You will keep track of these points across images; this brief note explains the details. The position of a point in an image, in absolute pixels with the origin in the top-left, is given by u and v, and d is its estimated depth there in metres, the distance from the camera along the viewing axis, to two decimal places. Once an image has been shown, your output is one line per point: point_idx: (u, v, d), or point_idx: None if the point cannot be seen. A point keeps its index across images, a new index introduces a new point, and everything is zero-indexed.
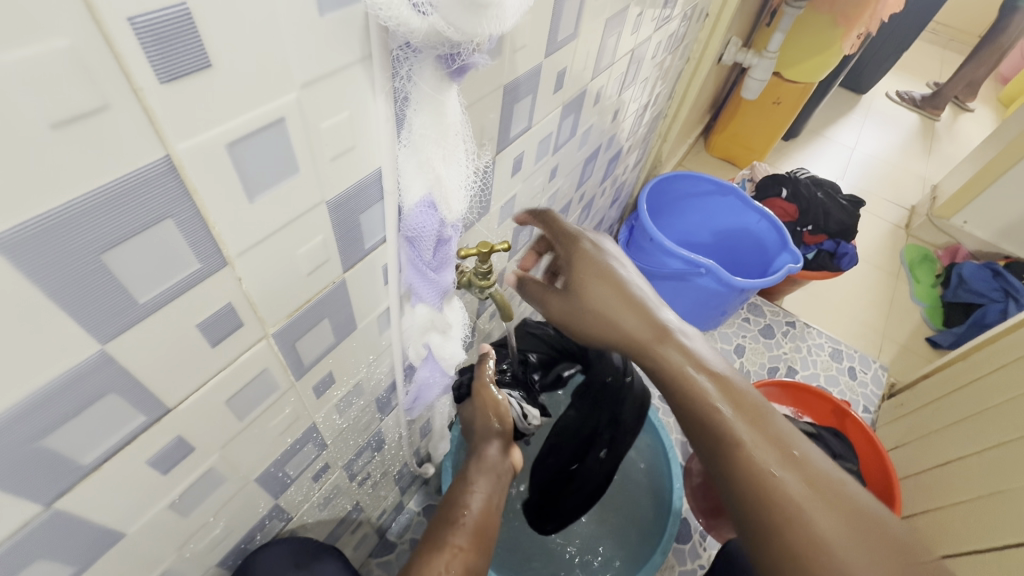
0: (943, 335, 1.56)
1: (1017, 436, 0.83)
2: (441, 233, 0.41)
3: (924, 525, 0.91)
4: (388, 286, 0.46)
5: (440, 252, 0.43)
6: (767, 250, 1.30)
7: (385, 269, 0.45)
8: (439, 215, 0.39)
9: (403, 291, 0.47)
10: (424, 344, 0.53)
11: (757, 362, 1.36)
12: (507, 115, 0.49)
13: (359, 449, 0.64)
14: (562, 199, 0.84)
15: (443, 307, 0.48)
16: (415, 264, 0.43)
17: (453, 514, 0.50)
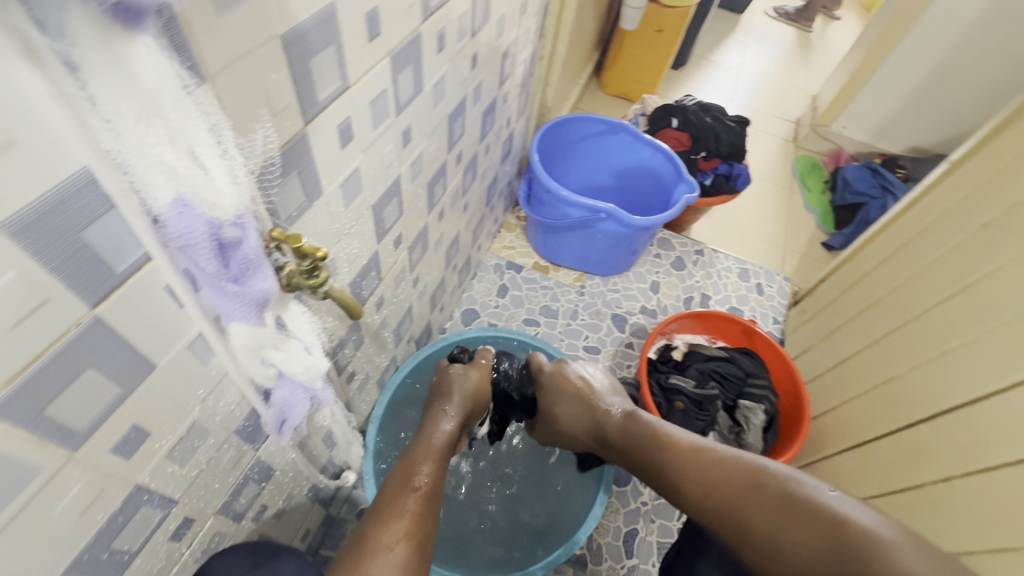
0: (835, 238, 1.67)
1: (902, 324, 0.88)
2: (219, 236, 0.32)
3: (827, 423, 0.96)
4: (188, 309, 0.37)
5: (233, 258, 0.34)
6: (665, 183, 1.29)
7: (174, 291, 0.35)
8: (204, 214, 0.30)
9: (210, 312, 0.38)
10: (263, 363, 0.44)
11: (672, 295, 1.38)
12: (303, 72, 0.40)
13: (236, 487, 0.56)
14: (433, 165, 0.76)
15: (265, 319, 0.40)
16: (207, 280, 0.34)
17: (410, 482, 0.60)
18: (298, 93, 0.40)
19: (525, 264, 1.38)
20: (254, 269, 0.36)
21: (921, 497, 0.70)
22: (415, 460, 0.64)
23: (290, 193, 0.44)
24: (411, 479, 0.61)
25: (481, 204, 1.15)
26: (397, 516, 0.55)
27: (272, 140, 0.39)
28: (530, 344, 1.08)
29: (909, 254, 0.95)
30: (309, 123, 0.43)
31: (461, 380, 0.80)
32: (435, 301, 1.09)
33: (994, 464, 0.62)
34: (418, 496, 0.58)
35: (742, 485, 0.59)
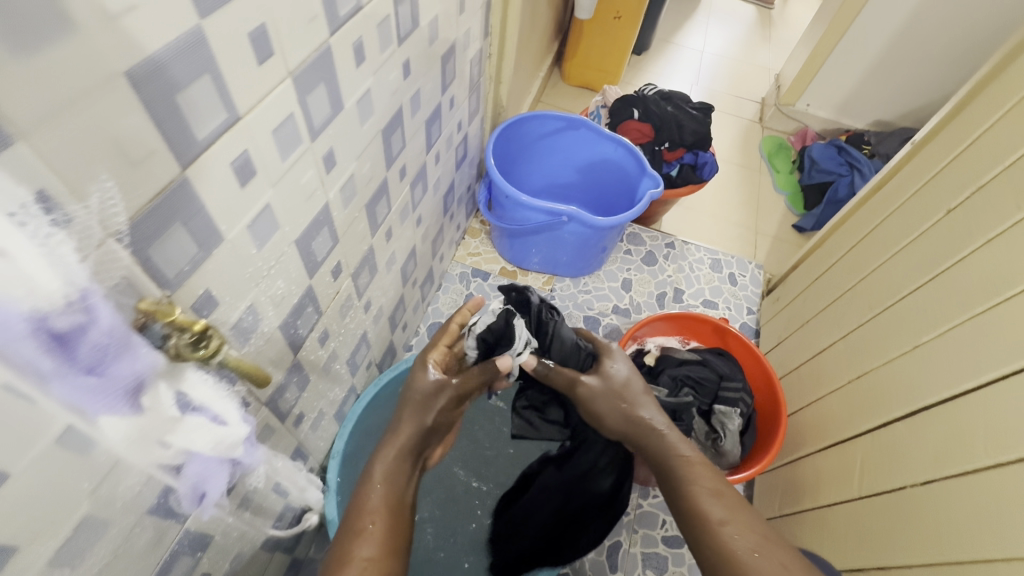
0: (806, 219, 1.65)
1: (874, 316, 0.85)
2: (45, 325, 0.29)
3: (804, 420, 0.94)
4: (44, 407, 0.31)
5: (78, 346, 0.31)
6: (629, 177, 1.25)
7: (19, 388, 0.29)
8: (20, 307, 0.28)
9: (75, 404, 0.32)
10: (159, 442, 0.39)
11: (644, 292, 1.34)
12: (170, 111, 0.34)
13: (163, 566, 0.51)
14: (370, 185, 0.70)
15: (139, 404, 0.35)
16: (55, 373, 0.30)
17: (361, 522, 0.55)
18: (165, 136, 0.34)
19: (491, 271, 1.33)
20: (117, 353, 0.33)
21: (901, 500, 0.67)
22: (363, 491, 0.59)
23: (177, 249, 0.39)
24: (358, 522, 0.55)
25: (438, 214, 1.09)
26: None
27: (132, 192, 0.33)
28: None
29: (875, 240, 0.93)
30: (188, 168, 0.37)
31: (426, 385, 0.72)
32: (395, 320, 1.03)
33: (974, 467, 0.59)
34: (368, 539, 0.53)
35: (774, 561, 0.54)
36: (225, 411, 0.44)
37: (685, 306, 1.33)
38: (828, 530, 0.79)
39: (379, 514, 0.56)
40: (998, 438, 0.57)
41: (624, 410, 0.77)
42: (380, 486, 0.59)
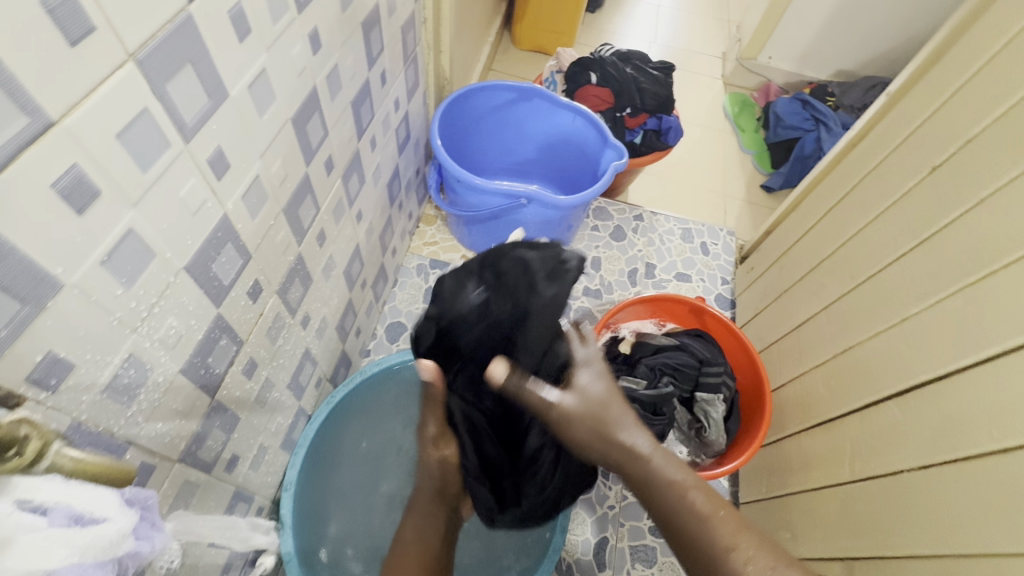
0: (773, 179, 1.60)
1: (856, 286, 0.80)
2: None
3: (787, 398, 0.90)
4: None
5: None
6: (590, 149, 1.15)
7: None
8: None
9: None
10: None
11: (615, 270, 1.27)
12: None
13: None
14: (286, 185, 0.59)
15: None
16: None
17: None
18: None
19: (451, 260, 1.23)
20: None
21: (894, 485, 0.63)
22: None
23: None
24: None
25: (384, 206, 0.98)
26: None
27: None
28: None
29: (854, 203, 0.87)
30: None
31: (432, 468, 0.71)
32: (346, 329, 0.93)
33: (976, 452, 0.55)
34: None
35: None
36: (98, 506, 0.34)
37: (658, 282, 1.27)
38: (818, 514, 0.75)
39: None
40: (1001, 420, 0.53)
41: (601, 419, 0.60)
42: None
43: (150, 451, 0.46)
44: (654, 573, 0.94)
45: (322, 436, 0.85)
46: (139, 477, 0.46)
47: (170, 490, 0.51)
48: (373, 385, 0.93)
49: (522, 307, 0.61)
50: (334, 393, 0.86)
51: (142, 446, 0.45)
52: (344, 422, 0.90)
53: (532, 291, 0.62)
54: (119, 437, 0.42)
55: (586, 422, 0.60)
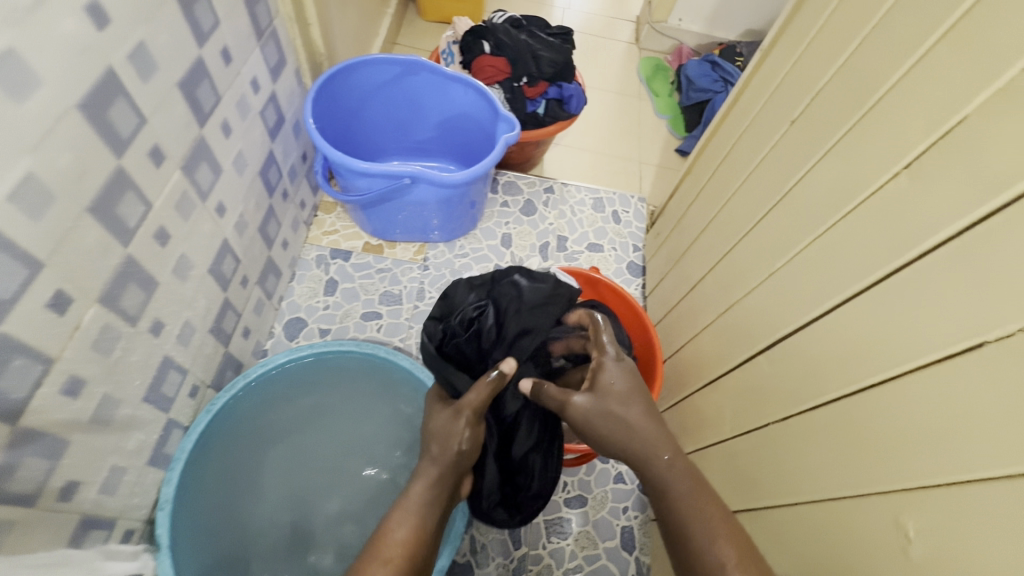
0: (687, 142, 1.61)
1: (735, 244, 0.80)
2: None
3: (684, 360, 0.90)
4: None
5: None
6: (485, 123, 1.11)
7: None
8: None
9: None
10: None
11: (526, 246, 1.25)
12: None
13: None
14: (83, 181, 0.53)
15: None
16: None
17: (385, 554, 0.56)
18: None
19: (353, 248, 1.18)
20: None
21: (763, 439, 0.64)
22: (386, 533, 0.59)
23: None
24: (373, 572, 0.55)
25: (259, 196, 0.92)
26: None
27: None
28: (381, 353, 0.90)
29: (735, 160, 0.86)
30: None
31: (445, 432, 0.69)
32: (225, 330, 0.87)
33: (823, 400, 0.56)
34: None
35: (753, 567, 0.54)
36: None
37: (570, 255, 1.25)
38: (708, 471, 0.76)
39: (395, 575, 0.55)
40: (843, 368, 0.54)
41: (619, 415, 0.69)
42: (402, 540, 0.58)
43: None
44: (569, 544, 0.94)
45: (210, 446, 0.81)
46: None
47: None
48: (267, 389, 0.88)
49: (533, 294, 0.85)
50: (213, 402, 0.82)
51: None
52: (242, 432, 0.86)
53: (520, 312, 0.84)
54: None
55: (607, 418, 0.69)
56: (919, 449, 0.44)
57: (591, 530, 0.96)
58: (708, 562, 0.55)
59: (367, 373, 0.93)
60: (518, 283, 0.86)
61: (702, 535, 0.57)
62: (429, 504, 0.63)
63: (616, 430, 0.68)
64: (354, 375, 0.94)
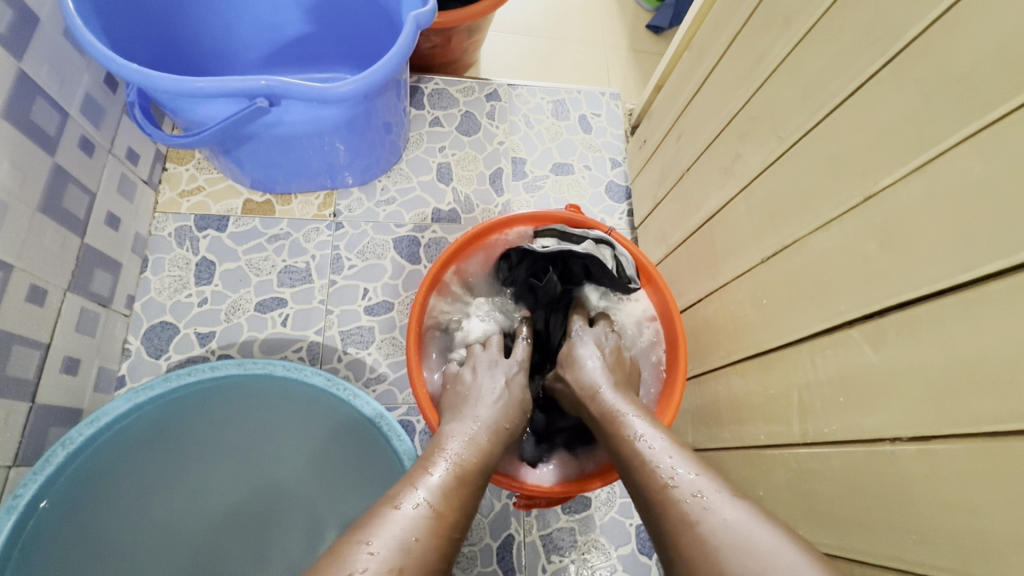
0: (661, 15, 1.24)
1: (784, 151, 0.52)
2: None
3: (709, 320, 0.65)
4: None
5: None
6: (381, 0, 0.74)
7: None
8: None
9: None
10: None
11: (471, 177, 0.93)
12: None
13: None
14: None
15: None
16: None
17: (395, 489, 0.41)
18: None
19: (230, 211, 0.84)
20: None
21: (867, 461, 0.42)
22: (433, 455, 0.45)
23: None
24: (415, 489, 0.41)
25: (20, 154, 0.56)
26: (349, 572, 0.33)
27: None
28: (273, 368, 0.62)
29: (769, 19, 0.55)
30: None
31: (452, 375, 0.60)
32: (20, 378, 0.57)
33: (1011, 428, 0.32)
34: (421, 512, 0.38)
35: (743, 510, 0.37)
36: None
37: (532, 182, 0.95)
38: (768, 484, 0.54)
39: (446, 495, 0.41)
40: None
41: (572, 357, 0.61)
42: (454, 463, 0.45)
43: None
44: (575, 561, 0.75)
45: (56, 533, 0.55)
46: None
47: None
48: (126, 437, 0.61)
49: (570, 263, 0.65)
50: (19, 489, 0.53)
51: None
52: (98, 511, 0.59)
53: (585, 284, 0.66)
54: None
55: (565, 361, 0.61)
56: None
57: (599, 536, 0.76)
58: (655, 480, 0.42)
59: (286, 406, 0.64)
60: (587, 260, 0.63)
61: (657, 452, 0.45)
62: (492, 433, 0.51)
63: (568, 371, 0.60)
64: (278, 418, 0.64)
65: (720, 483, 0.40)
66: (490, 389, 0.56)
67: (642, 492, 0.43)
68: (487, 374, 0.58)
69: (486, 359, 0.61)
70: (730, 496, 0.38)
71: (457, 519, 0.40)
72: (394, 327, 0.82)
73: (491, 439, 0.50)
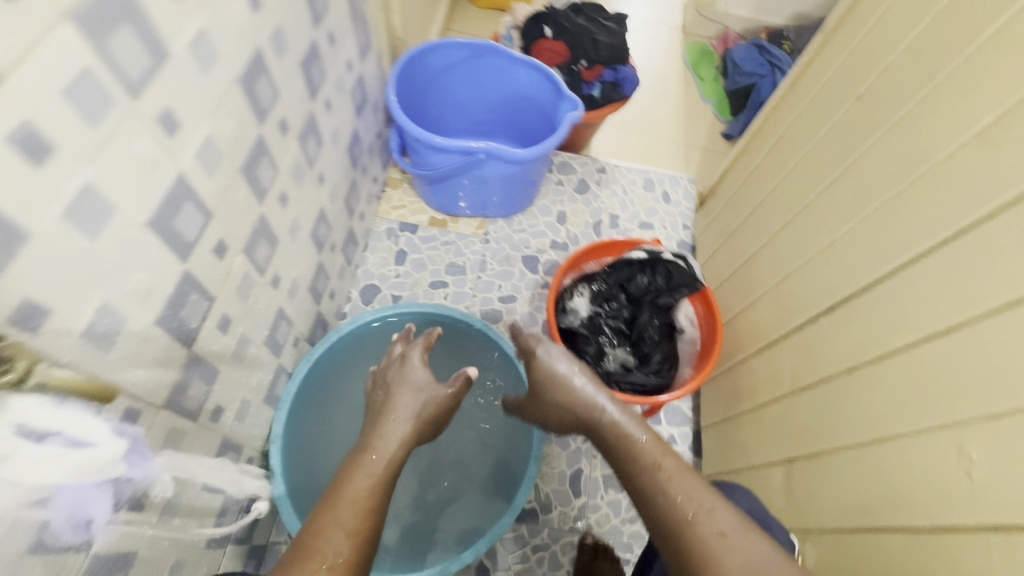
0: (733, 126, 1.64)
1: (791, 218, 0.85)
2: None
3: (739, 327, 0.95)
4: None
5: None
6: (544, 104, 1.17)
7: None
8: None
9: None
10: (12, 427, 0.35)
11: (580, 223, 1.31)
12: None
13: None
14: (240, 146, 0.61)
15: None
16: None
17: (325, 503, 0.54)
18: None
19: (420, 222, 1.26)
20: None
21: (824, 391, 0.71)
22: (330, 501, 0.54)
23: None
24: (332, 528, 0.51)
25: (346, 167, 1.00)
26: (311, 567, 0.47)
27: None
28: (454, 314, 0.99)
29: (788, 142, 0.91)
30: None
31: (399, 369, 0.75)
32: (318, 290, 0.96)
33: (890, 350, 0.61)
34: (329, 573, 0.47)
35: (720, 527, 0.48)
36: (89, 431, 0.41)
37: (622, 232, 1.31)
38: (768, 426, 0.82)
39: (353, 525, 0.51)
40: (910, 321, 0.59)
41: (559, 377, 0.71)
42: (357, 494, 0.55)
43: (136, 396, 0.49)
44: (625, 497, 1.02)
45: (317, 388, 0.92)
46: (129, 422, 0.49)
47: (160, 436, 0.55)
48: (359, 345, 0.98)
49: (654, 268, 0.91)
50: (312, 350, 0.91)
51: (132, 391, 0.49)
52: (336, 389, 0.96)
53: (668, 287, 0.90)
54: (102, 379, 0.45)
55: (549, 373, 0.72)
56: (989, 384, 0.49)
57: None
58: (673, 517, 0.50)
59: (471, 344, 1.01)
60: (669, 266, 0.90)
61: (651, 468, 0.55)
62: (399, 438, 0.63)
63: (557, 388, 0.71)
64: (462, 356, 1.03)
65: (732, 522, 0.49)
66: (403, 407, 0.68)
67: (652, 508, 0.53)
68: (410, 375, 0.73)
69: (406, 370, 0.74)
70: (712, 506, 0.50)
71: (352, 556, 0.49)
72: (515, 313, 1.17)
73: (386, 463, 0.59)
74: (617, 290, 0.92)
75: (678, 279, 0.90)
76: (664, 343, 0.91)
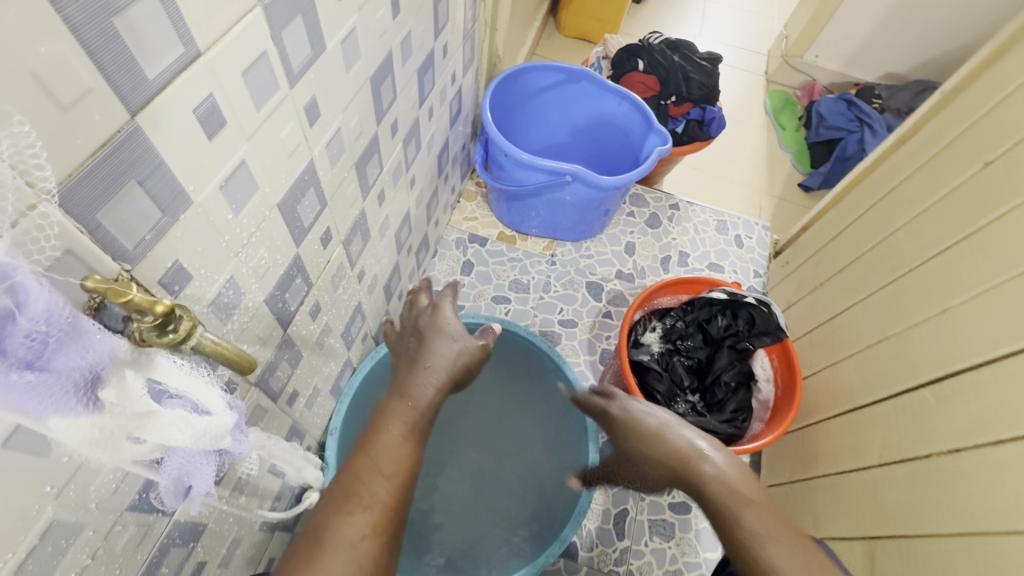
0: (812, 177, 1.59)
1: (895, 278, 0.81)
2: (47, 341, 0.26)
3: (821, 387, 0.90)
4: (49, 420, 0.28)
5: (51, 328, 0.26)
6: (631, 134, 1.17)
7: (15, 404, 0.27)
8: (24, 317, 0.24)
9: (81, 379, 0.29)
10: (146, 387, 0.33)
11: (648, 256, 1.29)
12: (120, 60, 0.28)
13: (163, 548, 0.46)
14: (359, 143, 0.63)
15: (104, 374, 0.30)
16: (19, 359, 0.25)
17: (363, 445, 0.46)
18: (30, 71, 0.25)
19: (489, 236, 1.27)
20: (68, 340, 0.27)
21: (925, 468, 0.65)
22: (367, 454, 0.45)
23: (60, 273, 0.30)
24: (377, 477, 0.44)
25: (434, 173, 1.02)
26: (342, 542, 0.40)
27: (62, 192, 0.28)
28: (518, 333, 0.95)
29: (895, 202, 0.87)
30: (70, 111, 0.27)
31: (429, 317, 0.63)
32: (390, 290, 0.97)
33: (1013, 435, 0.55)
34: (367, 518, 0.41)
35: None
36: (210, 401, 0.38)
37: (691, 271, 1.28)
38: (850, 498, 0.76)
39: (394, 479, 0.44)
40: None
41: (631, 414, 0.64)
42: (397, 441, 0.47)
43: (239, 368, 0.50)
44: (671, 547, 0.97)
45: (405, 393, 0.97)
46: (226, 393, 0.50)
47: (247, 411, 0.55)
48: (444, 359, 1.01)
49: (735, 311, 0.88)
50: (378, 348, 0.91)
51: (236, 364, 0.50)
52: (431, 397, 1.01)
53: (749, 333, 0.87)
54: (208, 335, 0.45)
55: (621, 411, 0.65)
56: None
57: (692, 537, 0.98)
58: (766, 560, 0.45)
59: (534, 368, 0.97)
60: (752, 311, 0.86)
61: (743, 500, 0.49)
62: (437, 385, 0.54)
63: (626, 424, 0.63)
64: (524, 395, 1.01)
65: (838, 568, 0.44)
66: (439, 355, 0.56)
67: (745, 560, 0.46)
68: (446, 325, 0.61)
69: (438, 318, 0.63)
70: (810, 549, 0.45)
71: (398, 517, 0.43)
72: (574, 338, 1.15)
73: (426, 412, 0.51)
74: (694, 333, 0.91)
75: (761, 325, 0.85)
76: (739, 392, 0.88)
